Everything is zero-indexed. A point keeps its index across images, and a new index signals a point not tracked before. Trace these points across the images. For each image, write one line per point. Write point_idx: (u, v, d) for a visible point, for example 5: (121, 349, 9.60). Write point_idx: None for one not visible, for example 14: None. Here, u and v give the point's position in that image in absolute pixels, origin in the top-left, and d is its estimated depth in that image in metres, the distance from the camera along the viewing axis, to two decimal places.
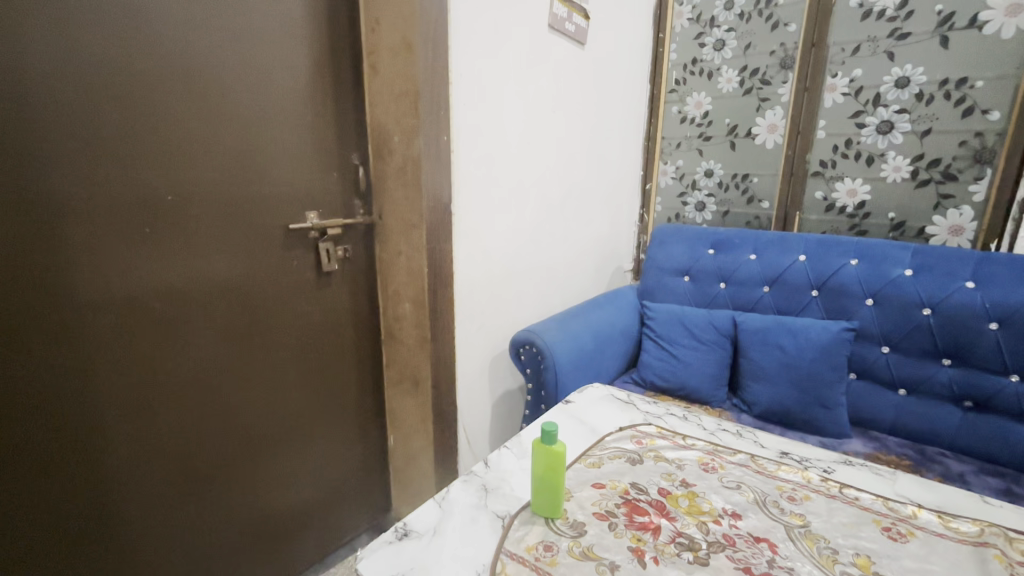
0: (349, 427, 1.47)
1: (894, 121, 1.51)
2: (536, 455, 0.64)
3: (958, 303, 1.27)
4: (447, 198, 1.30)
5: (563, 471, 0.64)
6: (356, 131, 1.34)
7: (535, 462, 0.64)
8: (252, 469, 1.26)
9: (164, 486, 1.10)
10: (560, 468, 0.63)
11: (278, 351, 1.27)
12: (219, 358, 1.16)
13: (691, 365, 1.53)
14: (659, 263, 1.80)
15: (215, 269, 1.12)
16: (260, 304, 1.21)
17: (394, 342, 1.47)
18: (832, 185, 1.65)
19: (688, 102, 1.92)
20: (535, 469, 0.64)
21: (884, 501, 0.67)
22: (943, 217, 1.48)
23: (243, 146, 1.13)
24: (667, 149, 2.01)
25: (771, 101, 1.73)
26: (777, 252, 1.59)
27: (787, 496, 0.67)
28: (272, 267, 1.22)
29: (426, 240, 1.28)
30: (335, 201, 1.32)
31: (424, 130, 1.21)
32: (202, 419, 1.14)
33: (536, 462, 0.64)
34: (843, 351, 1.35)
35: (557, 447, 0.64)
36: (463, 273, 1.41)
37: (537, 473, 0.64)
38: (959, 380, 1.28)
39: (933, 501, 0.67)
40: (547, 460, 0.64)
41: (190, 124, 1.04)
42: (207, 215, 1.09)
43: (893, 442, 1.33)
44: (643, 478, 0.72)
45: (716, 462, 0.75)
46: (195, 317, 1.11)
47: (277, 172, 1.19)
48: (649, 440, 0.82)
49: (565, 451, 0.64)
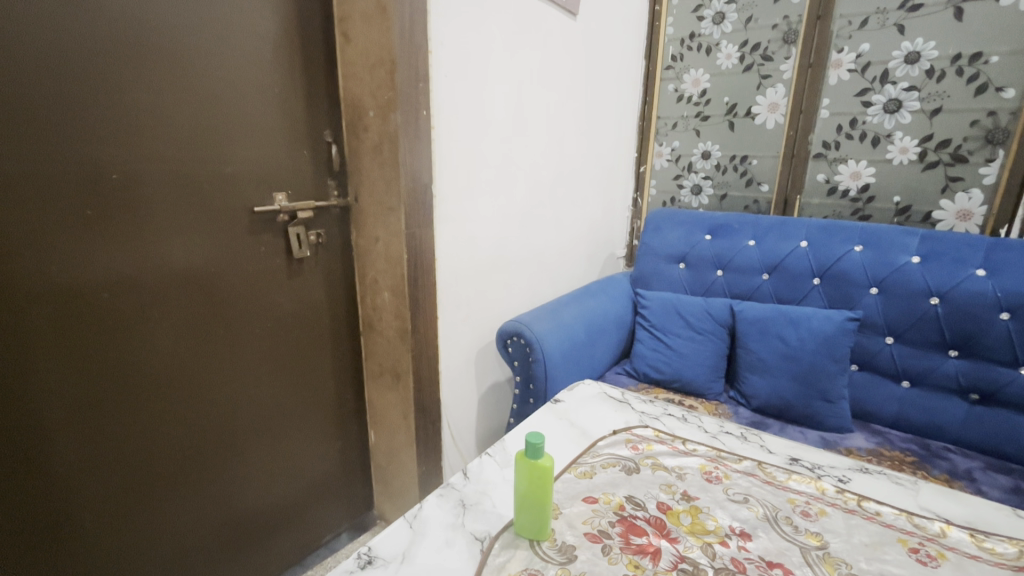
0: (326, 424, 1.39)
1: (903, 99, 1.43)
2: (521, 471, 0.56)
3: (968, 292, 1.21)
4: (428, 178, 1.20)
5: (551, 490, 0.56)
6: (328, 105, 1.23)
7: (520, 480, 0.56)
8: (222, 471, 1.17)
9: (120, 492, 1.01)
10: (548, 486, 0.55)
11: (247, 345, 1.17)
12: (181, 353, 1.06)
13: (687, 356, 1.46)
14: (653, 249, 1.72)
15: (173, 256, 1.02)
16: (224, 294, 1.11)
17: (372, 333, 1.38)
18: (835, 167, 1.57)
19: (685, 80, 1.82)
20: (520, 488, 0.56)
21: (908, 516, 0.60)
22: (951, 201, 1.41)
23: (200, 119, 1.01)
24: (662, 129, 1.92)
25: (773, 78, 1.64)
26: (778, 238, 1.51)
27: (800, 511, 0.60)
28: (237, 254, 1.12)
29: (405, 224, 1.18)
30: (307, 182, 1.21)
31: (401, 103, 1.11)
32: (162, 419, 1.05)
33: (519, 476, 0.57)
34: (846, 342, 1.29)
35: (545, 462, 0.56)
36: (446, 260, 1.32)
37: (523, 493, 0.56)
38: (966, 372, 1.22)
39: (962, 515, 0.61)
40: (533, 477, 0.56)
41: (138, 92, 0.93)
42: (162, 196, 0.99)
43: (896, 436, 1.27)
44: (639, 490, 0.64)
45: (720, 471, 0.68)
46: (152, 308, 1.01)
47: (241, 149, 1.08)
48: (646, 446, 0.74)
49: (553, 467, 0.56)
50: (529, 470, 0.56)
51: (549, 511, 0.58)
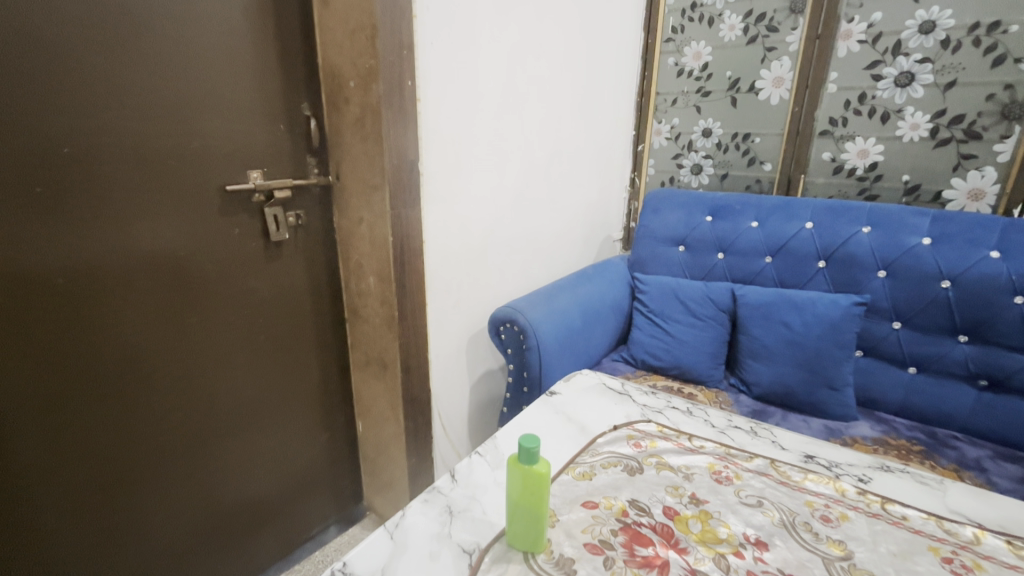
0: (311, 414, 1.32)
1: (915, 71, 1.36)
2: (514, 477, 0.51)
3: (980, 275, 1.16)
4: (414, 155, 1.13)
5: (547, 497, 0.50)
6: (306, 74, 1.13)
7: (513, 485, 0.51)
8: (201, 465, 1.11)
9: (93, 490, 0.96)
10: (544, 493, 0.50)
11: (223, 334, 1.10)
12: (150, 342, 0.99)
13: (686, 342, 1.41)
14: (652, 231, 1.65)
15: (137, 238, 0.94)
16: (196, 279, 1.03)
17: (358, 320, 1.31)
18: (841, 145, 1.51)
19: (685, 53, 1.73)
20: (513, 493, 0.51)
21: (937, 521, 0.55)
22: (963, 180, 1.35)
23: (161, 88, 0.92)
24: (662, 105, 1.84)
25: (778, 51, 1.56)
26: (782, 218, 1.45)
27: (820, 516, 0.55)
28: (209, 237, 1.04)
29: (390, 204, 1.11)
30: (284, 159, 1.13)
31: (383, 73, 1.02)
32: (136, 414, 0.99)
33: (512, 483, 0.51)
34: (853, 327, 1.24)
35: (540, 468, 0.50)
36: (435, 242, 1.25)
37: (515, 498, 0.51)
38: (975, 357, 1.18)
39: (996, 520, 0.56)
40: (527, 484, 0.50)
41: (88, 55, 0.84)
42: (123, 173, 0.90)
43: (902, 424, 1.23)
44: (644, 493, 0.59)
45: (730, 471, 0.63)
46: (117, 295, 0.93)
47: (209, 121, 1.00)
48: (649, 443, 0.68)
49: (549, 474, 0.50)
50: (523, 475, 0.50)
51: (546, 520, 0.52)
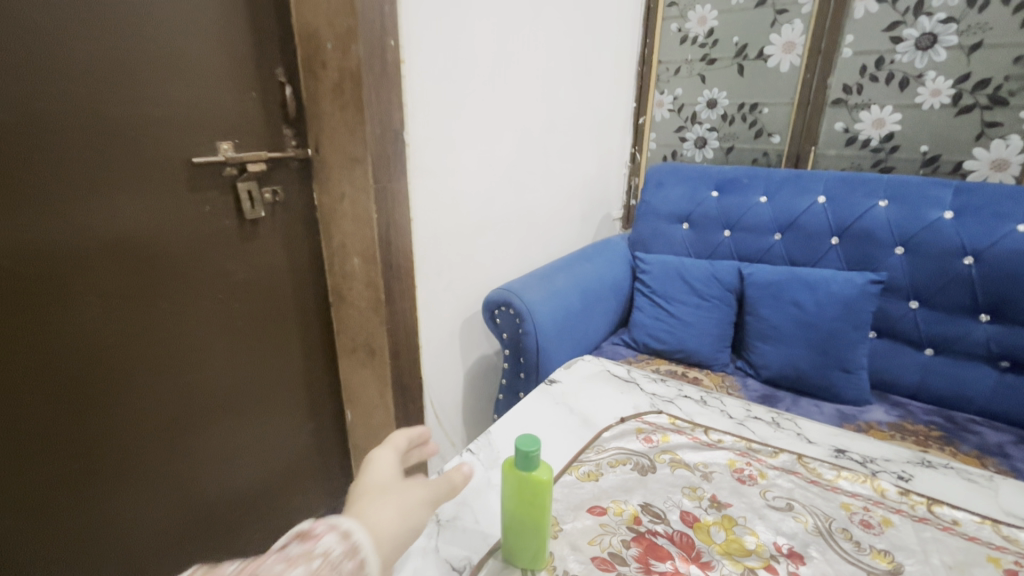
0: (296, 404, 1.25)
1: (938, 33, 1.27)
2: (509, 483, 0.44)
3: (1007, 251, 1.09)
4: (399, 123, 1.03)
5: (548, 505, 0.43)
6: (279, 35, 1.03)
7: (508, 493, 0.44)
8: (179, 458, 1.04)
9: (60, 487, 0.89)
10: (544, 501, 0.43)
11: (195, 320, 1.02)
12: (113, 330, 0.91)
13: (691, 324, 1.34)
14: (654, 208, 1.57)
15: (93, 217, 0.85)
16: (162, 261, 0.95)
17: (343, 305, 1.22)
18: (856, 114, 1.42)
19: (689, 18, 1.63)
20: (510, 501, 0.44)
21: (992, 526, 0.50)
22: (986, 149, 1.27)
23: (114, 49, 0.82)
24: (664, 75, 1.74)
25: (790, 13, 1.46)
26: (793, 192, 1.37)
27: (861, 523, 0.50)
28: (176, 215, 0.95)
29: (373, 178, 1.02)
30: (257, 130, 1.03)
31: (363, 31, 0.92)
32: (106, 407, 0.92)
33: (507, 489, 0.44)
34: (868, 307, 1.16)
35: (539, 475, 0.43)
36: (424, 221, 1.16)
37: (511, 506, 0.44)
38: (997, 338, 1.11)
39: None
40: (525, 490, 0.43)
41: (23, 8, 0.73)
42: (71, 143, 0.81)
43: (917, 408, 1.18)
44: (658, 496, 0.53)
45: (753, 469, 0.57)
46: (70, 279, 0.84)
47: (170, 86, 0.90)
48: (661, 437, 0.62)
49: (551, 480, 0.43)
50: (520, 481, 0.43)
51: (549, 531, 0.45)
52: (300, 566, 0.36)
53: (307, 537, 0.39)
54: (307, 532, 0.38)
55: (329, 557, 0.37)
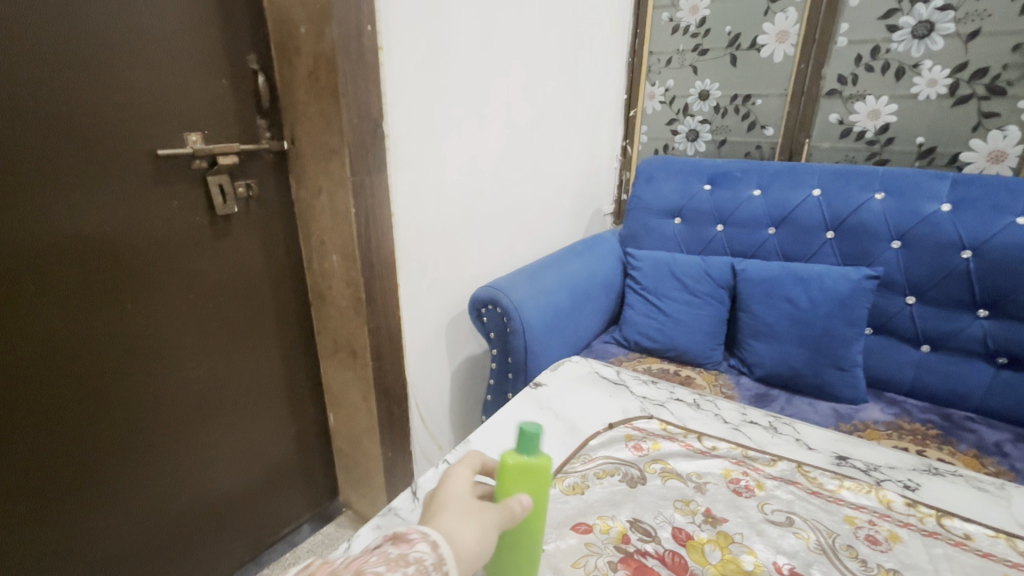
0: (276, 407, 1.20)
1: (935, 21, 1.23)
2: (509, 474, 0.44)
3: (1006, 244, 1.06)
4: (378, 113, 0.98)
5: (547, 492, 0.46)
6: (251, 21, 0.97)
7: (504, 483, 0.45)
8: (150, 468, 0.99)
9: (23, 500, 0.84)
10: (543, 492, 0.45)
11: (166, 321, 0.96)
12: (77, 333, 0.85)
13: (683, 322, 1.31)
14: (645, 202, 1.53)
15: (50, 212, 0.79)
16: (126, 260, 0.89)
17: (323, 304, 1.17)
18: (851, 105, 1.39)
19: (681, 7, 1.59)
20: (505, 489, 0.45)
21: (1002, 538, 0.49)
22: (983, 140, 1.24)
23: (69, 32, 0.76)
24: (655, 66, 1.69)
25: (784, 2, 1.42)
26: (787, 186, 1.33)
27: (867, 538, 0.48)
28: (140, 210, 0.89)
29: (351, 171, 0.97)
30: (228, 120, 0.98)
31: (338, 14, 0.87)
32: (70, 413, 0.86)
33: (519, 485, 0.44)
34: (863, 303, 1.13)
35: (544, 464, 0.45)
36: (407, 217, 1.12)
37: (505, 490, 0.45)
38: (995, 334, 1.09)
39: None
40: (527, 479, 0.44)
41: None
42: (23, 134, 0.75)
43: (914, 406, 1.15)
44: (648, 511, 0.50)
45: (750, 479, 0.55)
46: (25, 279, 0.78)
47: (131, 72, 0.84)
48: (652, 445, 0.60)
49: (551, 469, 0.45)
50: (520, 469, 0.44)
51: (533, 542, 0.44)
52: (398, 571, 0.34)
53: (400, 541, 0.36)
54: (401, 535, 0.36)
55: (424, 564, 0.35)
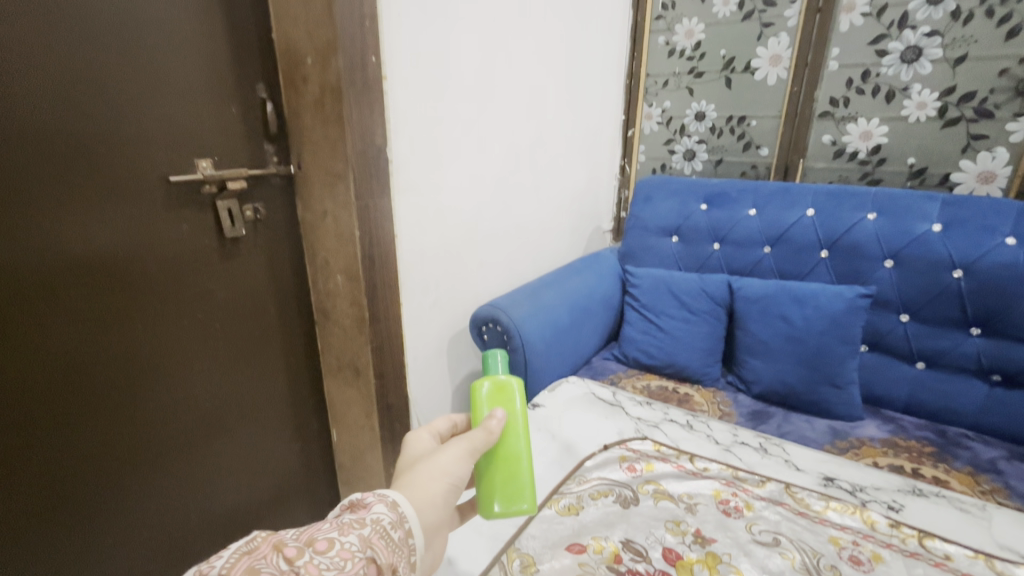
0: (279, 423, 1.22)
1: (923, 46, 1.27)
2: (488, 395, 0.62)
3: (996, 264, 1.08)
4: (381, 139, 1.02)
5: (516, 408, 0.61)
6: (260, 50, 1.01)
7: (476, 408, 0.62)
8: (159, 483, 1.01)
9: (34, 516, 0.85)
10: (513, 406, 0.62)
11: (174, 341, 0.99)
12: (88, 352, 0.88)
13: (681, 339, 1.33)
14: (643, 221, 1.56)
15: (63, 234, 0.82)
16: (137, 282, 0.92)
17: (327, 322, 1.20)
18: (843, 127, 1.42)
19: (677, 31, 1.63)
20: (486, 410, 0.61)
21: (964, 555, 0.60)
22: (973, 161, 1.27)
23: (87, 67, 0.80)
24: (652, 88, 1.74)
25: (776, 26, 1.46)
26: (781, 206, 1.36)
27: (850, 558, 0.57)
28: (149, 233, 0.92)
29: (355, 195, 1.00)
30: (236, 146, 1.01)
31: (343, 45, 0.91)
32: (83, 429, 0.88)
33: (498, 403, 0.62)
34: (858, 322, 1.15)
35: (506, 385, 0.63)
36: (410, 238, 1.15)
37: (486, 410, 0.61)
38: (988, 351, 1.10)
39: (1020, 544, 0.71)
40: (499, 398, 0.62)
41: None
42: (41, 163, 0.78)
43: (909, 423, 1.16)
44: (640, 532, 0.61)
45: (740, 501, 0.65)
46: (37, 299, 0.81)
47: (144, 103, 0.87)
48: (646, 467, 0.73)
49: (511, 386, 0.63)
50: (490, 397, 0.62)
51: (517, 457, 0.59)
52: (353, 532, 0.44)
53: (361, 507, 0.47)
54: (362, 503, 0.47)
55: (380, 523, 0.46)
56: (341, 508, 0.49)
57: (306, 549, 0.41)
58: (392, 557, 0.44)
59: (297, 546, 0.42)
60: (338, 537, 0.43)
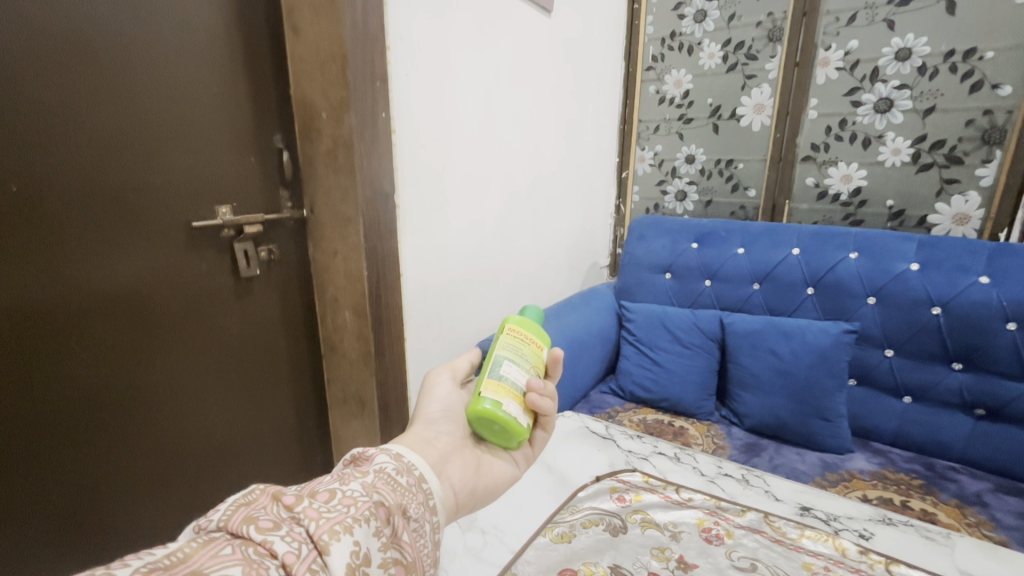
0: (286, 454, 1.25)
1: (894, 98, 1.36)
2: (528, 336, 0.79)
3: (971, 302, 1.13)
4: (390, 187, 1.09)
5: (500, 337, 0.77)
6: (279, 108, 1.10)
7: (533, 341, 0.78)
8: (171, 508, 1.04)
9: (51, 540, 0.88)
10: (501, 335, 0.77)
11: (190, 372, 1.04)
12: (101, 381, 0.91)
13: (675, 372, 1.38)
14: (637, 259, 1.63)
15: (93, 273, 0.88)
16: (158, 317, 0.97)
17: (335, 356, 1.25)
18: (824, 170, 1.50)
19: (666, 81, 1.74)
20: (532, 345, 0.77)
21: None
22: (947, 205, 1.34)
23: (122, 124, 0.88)
24: (644, 132, 1.84)
25: (758, 78, 1.57)
26: (767, 245, 1.43)
27: None
28: (171, 272, 0.98)
29: (364, 237, 1.06)
30: (254, 193, 1.08)
31: (355, 103, 0.99)
32: (102, 455, 0.92)
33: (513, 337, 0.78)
34: (844, 356, 1.20)
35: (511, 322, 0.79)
36: (414, 278, 1.21)
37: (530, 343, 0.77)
38: (969, 386, 1.15)
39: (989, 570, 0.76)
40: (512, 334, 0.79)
41: (30, 82, 0.78)
42: (76, 210, 0.85)
43: (898, 456, 1.20)
44: (627, 558, 0.67)
45: (721, 529, 0.72)
46: (65, 334, 0.86)
47: (172, 155, 0.95)
48: (634, 497, 0.79)
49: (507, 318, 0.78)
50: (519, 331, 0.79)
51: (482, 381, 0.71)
52: (355, 481, 0.49)
53: (364, 461, 0.53)
54: (364, 458, 0.53)
55: (386, 471, 0.52)
56: (344, 464, 0.55)
57: (305, 497, 0.44)
58: (399, 499, 0.50)
59: (296, 495, 0.45)
60: (340, 487, 0.48)
